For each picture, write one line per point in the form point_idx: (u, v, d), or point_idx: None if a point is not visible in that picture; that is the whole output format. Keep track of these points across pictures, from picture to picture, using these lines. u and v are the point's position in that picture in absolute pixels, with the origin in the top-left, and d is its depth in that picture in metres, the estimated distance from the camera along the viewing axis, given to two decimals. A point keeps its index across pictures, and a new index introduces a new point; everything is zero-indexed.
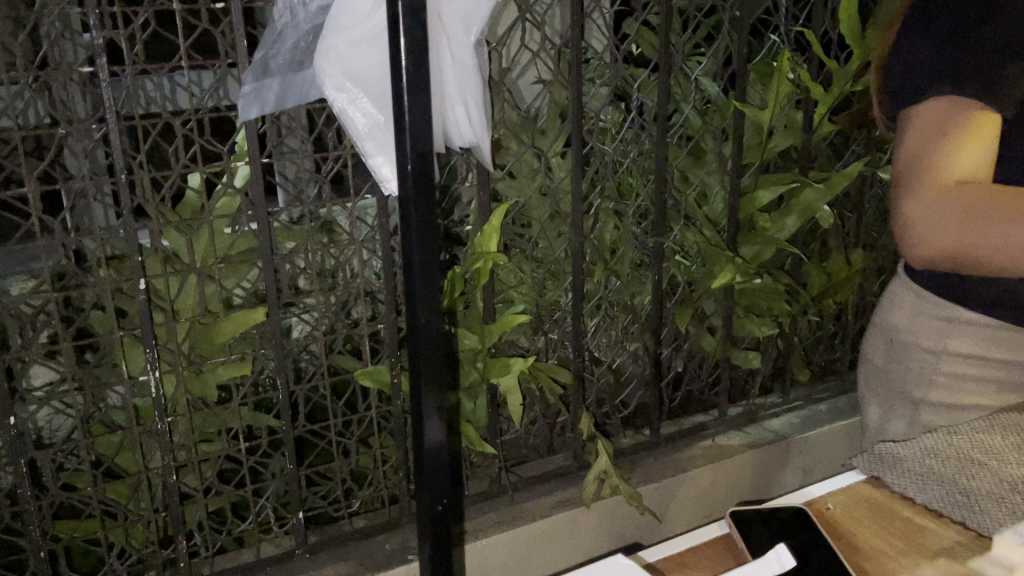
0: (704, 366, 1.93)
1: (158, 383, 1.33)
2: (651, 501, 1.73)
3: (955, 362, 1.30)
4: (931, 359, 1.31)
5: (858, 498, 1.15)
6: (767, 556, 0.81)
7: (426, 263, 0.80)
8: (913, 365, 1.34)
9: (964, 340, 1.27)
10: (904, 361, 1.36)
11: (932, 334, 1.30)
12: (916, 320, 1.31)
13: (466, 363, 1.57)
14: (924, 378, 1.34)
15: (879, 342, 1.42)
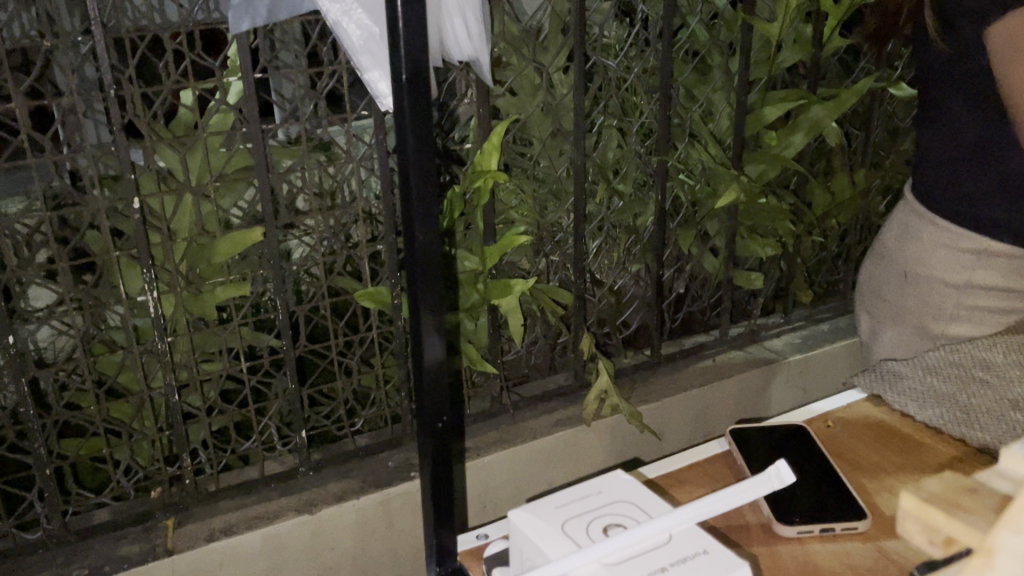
0: (706, 287, 1.92)
1: (157, 304, 1.33)
2: (651, 420, 1.74)
3: (977, 294, 1.35)
4: (953, 292, 1.35)
5: (859, 417, 1.15)
6: (765, 472, 0.80)
7: (423, 175, 0.78)
8: (932, 297, 1.38)
9: (987, 273, 1.33)
10: (923, 294, 1.39)
11: (954, 268, 1.33)
12: (941, 254, 1.34)
13: (466, 285, 1.56)
14: (940, 311, 1.38)
15: (892, 274, 1.43)
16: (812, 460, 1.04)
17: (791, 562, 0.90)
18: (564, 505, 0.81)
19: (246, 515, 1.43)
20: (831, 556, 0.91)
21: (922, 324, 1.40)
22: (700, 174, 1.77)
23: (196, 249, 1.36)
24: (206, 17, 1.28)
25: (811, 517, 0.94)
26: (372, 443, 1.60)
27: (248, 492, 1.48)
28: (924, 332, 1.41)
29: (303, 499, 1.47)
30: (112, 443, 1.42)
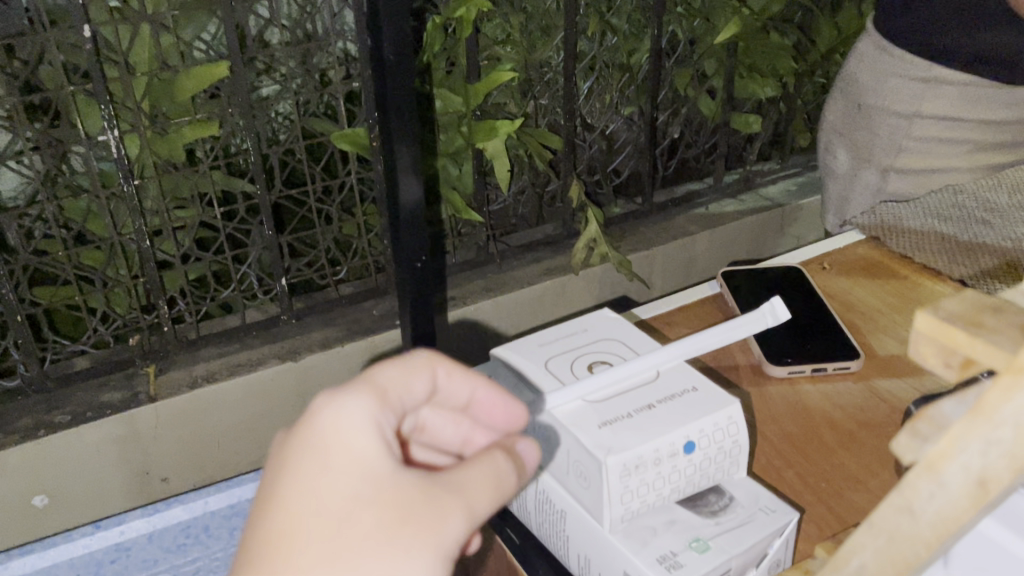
0: (701, 133, 1.84)
1: (118, 145, 1.26)
2: (641, 270, 1.71)
3: (924, 125, 1.29)
4: (901, 123, 1.31)
5: (857, 259, 1.12)
6: (759, 310, 0.77)
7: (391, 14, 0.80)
8: (884, 129, 1.34)
9: (939, 103, 1.27)
10: (875, 126, 1.35)
11: (907, 97, 1.29)
12: (888, 82, 1.30)
13: (451, 128, 1.49)
14: (891, 145, 1.34)
15: (849, 110, 1.40)
16: (806, 299, 1.00)
17: (780, 402, 0.88)
18: (547, 343, 0.78)
19: (228, 364, 1.41)
20: (821, 396, 0.88)
21: (875, 159, 1.36)
22: (700, 8, 1.67)
23: (159, 85, 1.28)
24: None
25: (803, 358, 0.91)
26: (354, 293, 1.58)
27: (229, 342, 1.47)
28: (888, 172, 1.36)
29: (286, 348, 1.45)
30: (86, 290, 1.38)
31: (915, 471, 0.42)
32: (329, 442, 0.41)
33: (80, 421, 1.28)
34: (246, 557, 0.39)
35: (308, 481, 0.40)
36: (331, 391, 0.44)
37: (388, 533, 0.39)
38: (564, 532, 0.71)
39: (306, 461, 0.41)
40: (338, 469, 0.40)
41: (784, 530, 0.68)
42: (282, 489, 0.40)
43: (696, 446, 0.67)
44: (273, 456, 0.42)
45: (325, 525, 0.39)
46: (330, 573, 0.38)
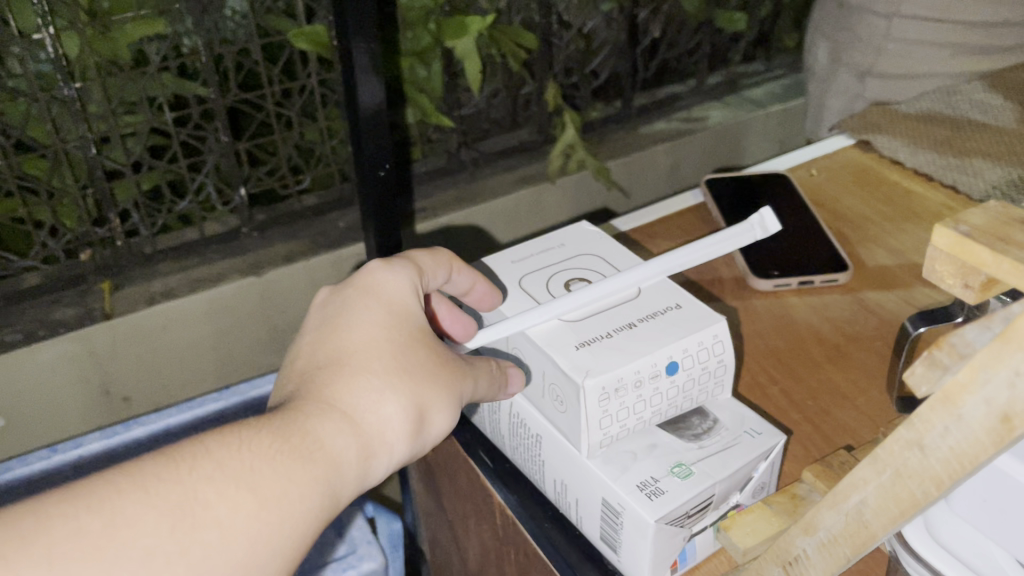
0: (684, 32, 1.76)
1: (55, 43, 1.18)
2: (620, 178, 1.64)
3: (906, 25, 1.16)
4: (880, 22, 1.19)
5: (846, 165, 1.07)
6: (747, 221, 0.71)
7: None
8: (865, 31, 1.21)
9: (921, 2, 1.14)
10: (857, 26, 1.23)
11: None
12: None
13: (417, 26, 1.39)
14: (874, 47, 1.21)
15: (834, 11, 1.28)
16: (795, 207, 0.95)
17: (766, 317, 0.84)
18: (521, 259, 0.73)
19: (189, 279, 1.35)
20: (808, 310, 0.84)
21: (853, 62, 1.24)
22: None
23: None
24: None
25: (789, 271, 0.87)
26: (319, 204, 1.52)
27: (188, 254, 1.41)
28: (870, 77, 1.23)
29: (249, 262, 1.39)
30: (31, 203, 1.30)
31: (929, 403, 0.37)
32: (391, 289, 0.60)
33: (33, 340, 1.22)
34: (332, 350, 0.55)
35: (374, 312, 0.57)
36: (386, 260, 0.62)
37: (429, 353, 0.56)
38: (539, 457, 0.68)
39: (369, 302, 0.58)
40: (394, 309, 0.58)
41: (771, 452, 0.64)
42: (354, 313, 0.57)
43: (679, 367, 0.63)
44: (342, 297, 0.59)
45: (387, 339, 0.56)
46: (398, 360, 0.55)
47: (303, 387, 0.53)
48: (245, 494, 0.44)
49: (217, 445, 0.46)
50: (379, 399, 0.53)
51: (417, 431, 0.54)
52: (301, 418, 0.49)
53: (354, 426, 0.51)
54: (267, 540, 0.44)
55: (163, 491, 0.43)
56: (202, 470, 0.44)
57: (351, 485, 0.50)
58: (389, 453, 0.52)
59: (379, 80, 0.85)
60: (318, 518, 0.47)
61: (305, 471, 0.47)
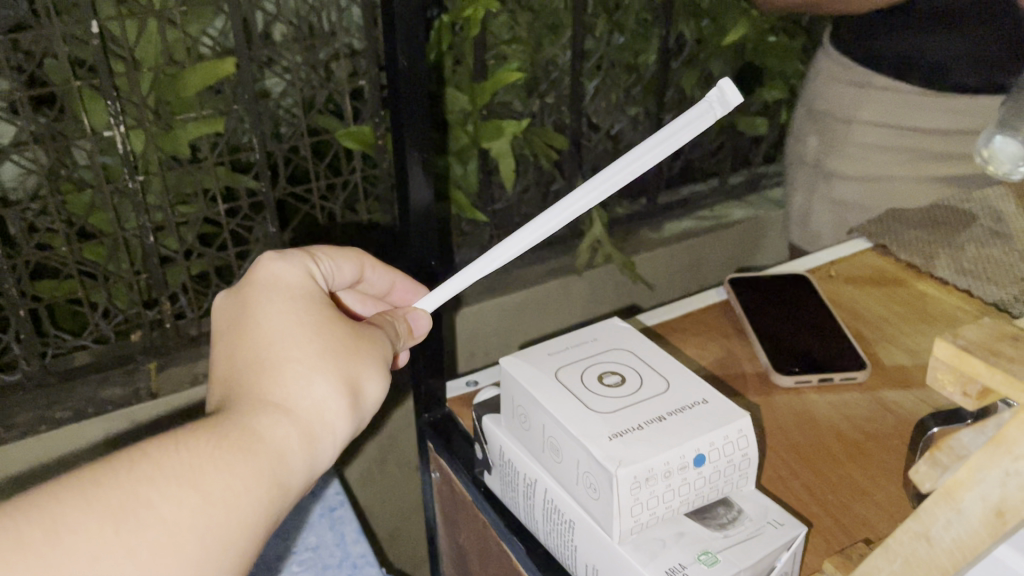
0: (707, 134, 1.86)
1: (125, 140, 1.29)
2: (646, 272, 1.72)
3: (863, 129, 1.36)
4: (840, 127, 1.39)
5: (864, 266, 1.12)
6: (705, 99, 0.63)
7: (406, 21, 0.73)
8: (831, 134, 1.41)
9: (877, 109, 1.32)
10: (826, 131, 1.42)
11: (866, 107, 1.33)
12: (839, 88, 1.36)
13: (455, 127, 1.48)
14: (834, 149, 1.41)
15: (803, 114, 1.49)
16: (814, 308, 1.00)
17: (788, 413, 0.87)
18: (557, 352, 0.77)
19: None
20: (829, 407, 0.88)
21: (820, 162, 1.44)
22: (710, 7, 1.68)
23: (164, 80, 1.30)
24: None
25: (810, 368, 0.91)
26: None
27: None
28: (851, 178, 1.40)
29: None
30: (88, 286, 1.38)
31: (934, 498, 0.41)
32: (290, 282, 0.65)
33: (83, 417, 1.29)
34: (251, 350, 0.61)
35: (279, 305, 0.63)
36: (275, 254, 0.68)
37: (343, 331, 0.62)
38: (572, 542, 0.71)
39: (270, 296, 0.64)
40: (296, 296, 0.64)
41: (792, 542, 0.67)
42: (260, 310, 0.63)
43: (706, 459, 0.67)
44: (243, 297, 0.65)
45: (299, 325, 0.61)
46: (314, 343, 0.60)
47: (230, 391, 0.59)
48: (190, 489, 0.50)
49: (155, 450, 0.51)
50: (308, 384, 0.59)
51: (350, 404, 0.60)
52: (234, 419, 0.55)
53: (291, 414, 0.57)
54: (218, 528, 0.50)
55: (102, 497, 0.47)
56: (140, 472, 0.49)
57: (299, 468, 0.56)
58: (328, 432, 0.59)
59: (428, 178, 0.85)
60: (267, 502, 0.53)
61: (247, 462, 0.53)
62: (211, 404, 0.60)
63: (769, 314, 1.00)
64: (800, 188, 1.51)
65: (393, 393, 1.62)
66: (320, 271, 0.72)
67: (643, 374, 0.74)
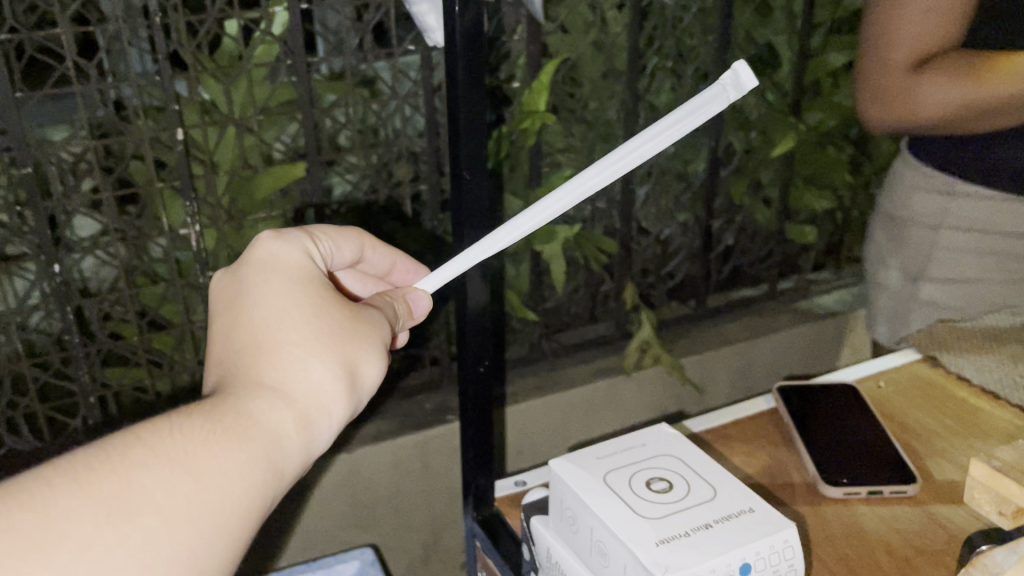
0: (757, 240, 1.89)
1: (198, 239, 1.44)
2: (694, 375, 1.75)
3: (956, 236, 1.19)
4: (928, 234, 1.23)
5: (911, 377, 1.11)
6: (718, 83, 0.65)
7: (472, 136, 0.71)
8: (916, 241, 1.25)
9: (968, 217, 1.16)
10: (909, 237, 1.26)
11: (919, 208, 1.22)
12: (918, 194, 1.22)
13: (511, 229, 1.56)
14: (923, 258, 1.25)
15: (884, 219, 1.32)
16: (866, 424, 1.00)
17: (837, 524, 0.87)
18: (606, 456, 0.79)
19: None
20: (878, 521, 0.87)
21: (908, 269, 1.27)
22: (757, 120, 1.74)
23: (238, 182, 1.45)
24: None
25: (859, 479, 0.91)
26: (408, 385, 1.68)
27: None
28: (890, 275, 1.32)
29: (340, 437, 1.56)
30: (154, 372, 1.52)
31: None
32: (289, 263, 0.64)
33: None
34: (247, 330, 0.60)
35: (277, 285, 0.62)
36: (275, 233, 0.66)
37: (341, 312, 0.61)
38: None
39: (268, 276, 0.63)
40: (295, 276, 0.63)
41: None
42: (258, 290, 0.62)
43: (753, 568, 0.67)
44: (241, 275, 0.63)
45: (297, 307, 0.60)
46: (310, 327, 0.60)
47: (226, 373, 0.58)
48: (183, 476, 0.50)
49: (149, 436, 0.51)
50: (306, 367, 0.58)
51: (347, 387, 0.59)
52: (229, 403, 0.55)
53: (287, 399, 0.57)
54: (210, 514, 0.50)
55: (97, 482, 0.48)
56: (134, 458, 0.50)
57: (293, 452, 0.56)
58: (326, 416, 0.58)
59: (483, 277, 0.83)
60: (260, 488, 0.54)
61: (240, 449, 0.53)
62: (208, 386, 0.60)
63: (820, 430, 1.00)
64: (892, 305, 1.32)
65: (443, 489, 1.64)
66: (320, 250, 0.70)
67: (690, 481, 0.75)
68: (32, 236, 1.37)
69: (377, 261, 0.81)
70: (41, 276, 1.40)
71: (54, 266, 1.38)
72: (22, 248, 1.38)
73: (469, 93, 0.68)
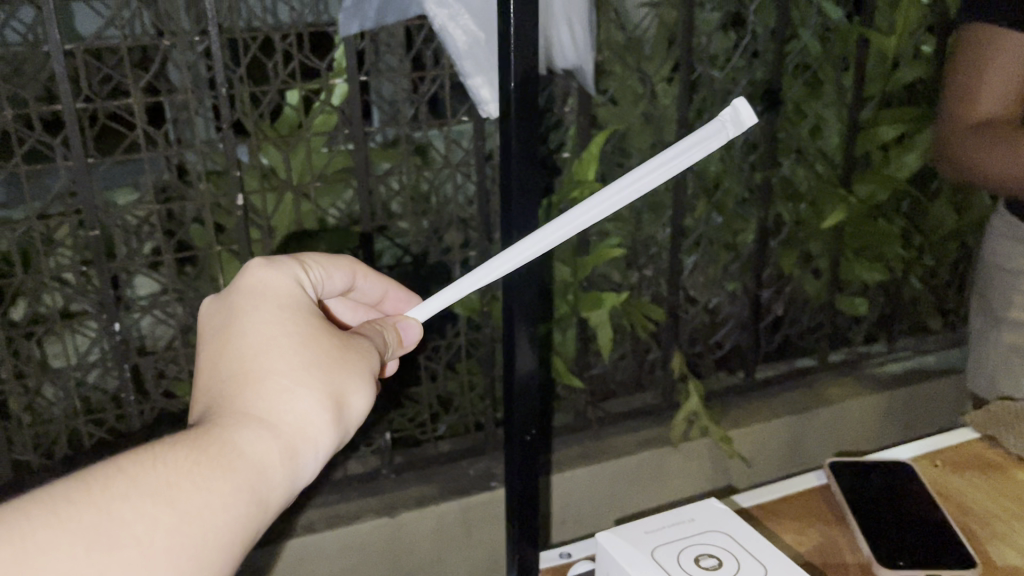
0: (806, 311, 1.88)
1: None
2: (743, 448, 1.72)
3: None
4: (1006, 277, 1.28)
5: (970, 457, 1.06)
6: (717, 119, 0.62)
7: (524, 211, 0.69)
8: (997, 283, 1.30)
9: None
10: (991, 280, 1.32)
11: (995, 253, 1.29)
12: (998, 238, 1.29)
13: (557, 296, 1.57)
14: (1004, 301, 1.29)
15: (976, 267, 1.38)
16: (930, 509, 0.94)
17: None
18: (654, 530, 0.78)
19: (328, 514, 1.55)
20: None
21: (992, 311, 1.32)
22: (806, 191, 1.75)
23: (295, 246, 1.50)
24: (316, 18, 1.41)
25: (916, 560, 0.87)
26: (453, 450, 1.68)
27: (332, 493, 1.59)
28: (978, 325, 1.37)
29: (383, 502, 1.57)
30: None
31: None
32: (278, 291, 0.64)
33: None
34: (235, 359, 0.60)
35: (266, 314, 0.62)
36: (266, 259, 0.67)
37: (330, 342, 0.62)
38: None
39: (258, 303, 0.63)
40: (285, 304, 0.63)
41: None
42: (248, 318, 0.62)
43: None
44: (231, 303, 0.64)
45: (285, 336, 0.61)
46: (298, 356, 0.60)
47: (212, 402, 0.59)
48: (164, 509, 0.50)
49: (131, 468, 0.52)
50: (293, 398, 0.58)
51: (334, 418, 0.60)
52: (214, 433, 0.55)
53: (273, 429, 0.57)
54: (190, 547, 0.50)
55: (76, 517, 0.49)
56: (115, 491, 0.50)
57: (278, 484, 0.56)
58: (313, 447, 0.58)
59: (534, 343, 0.78)
60: (243, 521, 0.54)
61: (222, 481, 0.53)
62: (195, 415, 0.60)
63: (880, 511, 0.95)
64: (976, 352, 1.36)
65: (485, 558, 1.62)
66: (311, 278, 0.70)
67: (741, 559, 0.74)
68: (95, 295, 1.44)
69: (370, 289, 0.81)
70: (102, 334, 1.45)
71: (114, 325, 1.42)
72: (85, 307, 1.44)
73: (522, 154, 0.66)
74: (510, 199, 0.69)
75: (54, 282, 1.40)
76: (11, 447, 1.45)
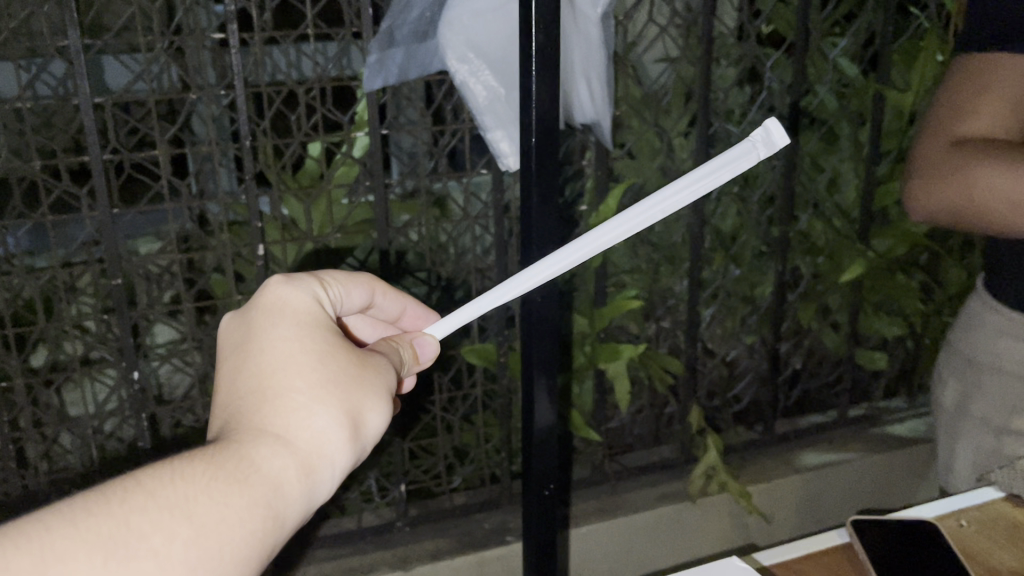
0: (824, 365, 1.87)
1: None
2: (762, 504, 1.70)
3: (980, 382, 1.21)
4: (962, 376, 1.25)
5: (997, 518, 0.98)
6: (747, 140, 0.62)
7: (543, 252, 0.69)
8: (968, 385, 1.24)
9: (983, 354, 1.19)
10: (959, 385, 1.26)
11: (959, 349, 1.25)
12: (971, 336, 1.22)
13: (575, 346, 1.57)
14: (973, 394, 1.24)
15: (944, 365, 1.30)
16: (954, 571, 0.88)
17: None
18: None
19: (341, 566, 1.54)
20: None
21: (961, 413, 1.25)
22: (824, 244, 1.75)
23: None
24: (339, 72, 1.43)
25: None
26: (468, 502, 1.66)
27: (345, 545, 1.58)
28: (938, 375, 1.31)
29: (397, 556, 1.56)
30: None
31: None
32: (295, 308, 0.64)
33: None
34: (253, 375, 0.60)
35: (284, 332, 0.62)
36: (284, 276, 0.67)
37: (347, 361, 0.62)
38: None
39: (276, 321, 0.63)
40: (302, 322, 0.63)
41: None
42: (267, 334, 0.62)
43: None
44: (250, 319, 0.64)
45: (303, 354, 0.61)
46: (313, 373, 0.60)
47: (230, 418, 0.59)
48: (181, 522, 0.50)
49: (147, 481, 0.52)
50: (309, 415, 0.58)
51: (350, 436, 0.59)
52: (231, 448, 0.55)
53: (289, 445, 0.57)
54: (208, 560, 0.50)
55: (94, 526, 0.49)
56: (133, 502, 0.50)
57: (294, 499, 0.56)
58: (329, 465, 0.58)
59: (553, 396, 0.77)
60: (258, 535, 0.53)
61: (239, 495, 0.53)
62: (213, 430, 0.60)
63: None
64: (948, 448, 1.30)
65: None
66: (329, 296, 0.70)
67: None
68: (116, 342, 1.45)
69: (387, 306, 0.81)
70: (121, 382, 1.46)
71: (133, 373, 1.42)
72: (104, 354, 1.46)
73: (544, 198, 0.67)
74: (531, 241, 0.69)
75: (74, 330, 1.42)
76: (27, 494, 1.46)
